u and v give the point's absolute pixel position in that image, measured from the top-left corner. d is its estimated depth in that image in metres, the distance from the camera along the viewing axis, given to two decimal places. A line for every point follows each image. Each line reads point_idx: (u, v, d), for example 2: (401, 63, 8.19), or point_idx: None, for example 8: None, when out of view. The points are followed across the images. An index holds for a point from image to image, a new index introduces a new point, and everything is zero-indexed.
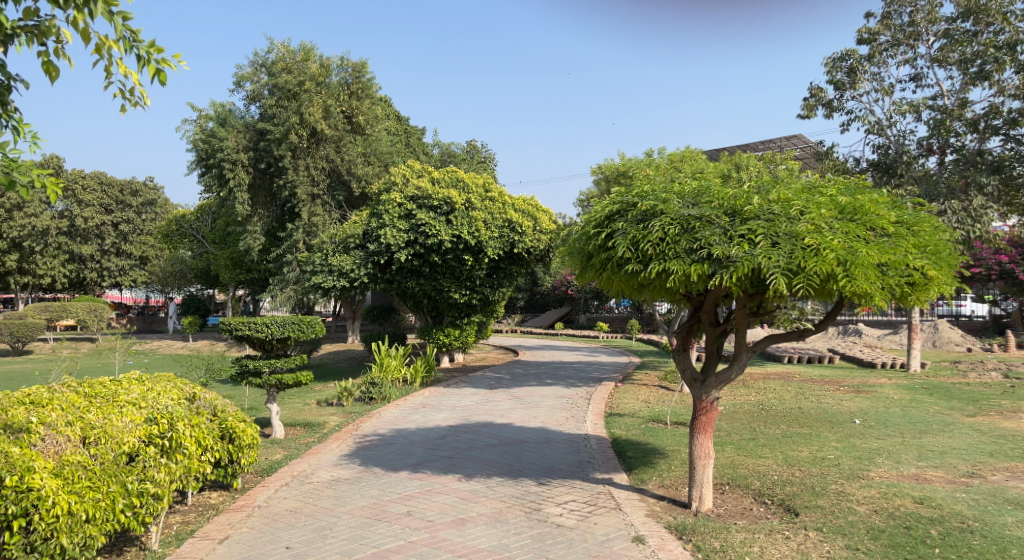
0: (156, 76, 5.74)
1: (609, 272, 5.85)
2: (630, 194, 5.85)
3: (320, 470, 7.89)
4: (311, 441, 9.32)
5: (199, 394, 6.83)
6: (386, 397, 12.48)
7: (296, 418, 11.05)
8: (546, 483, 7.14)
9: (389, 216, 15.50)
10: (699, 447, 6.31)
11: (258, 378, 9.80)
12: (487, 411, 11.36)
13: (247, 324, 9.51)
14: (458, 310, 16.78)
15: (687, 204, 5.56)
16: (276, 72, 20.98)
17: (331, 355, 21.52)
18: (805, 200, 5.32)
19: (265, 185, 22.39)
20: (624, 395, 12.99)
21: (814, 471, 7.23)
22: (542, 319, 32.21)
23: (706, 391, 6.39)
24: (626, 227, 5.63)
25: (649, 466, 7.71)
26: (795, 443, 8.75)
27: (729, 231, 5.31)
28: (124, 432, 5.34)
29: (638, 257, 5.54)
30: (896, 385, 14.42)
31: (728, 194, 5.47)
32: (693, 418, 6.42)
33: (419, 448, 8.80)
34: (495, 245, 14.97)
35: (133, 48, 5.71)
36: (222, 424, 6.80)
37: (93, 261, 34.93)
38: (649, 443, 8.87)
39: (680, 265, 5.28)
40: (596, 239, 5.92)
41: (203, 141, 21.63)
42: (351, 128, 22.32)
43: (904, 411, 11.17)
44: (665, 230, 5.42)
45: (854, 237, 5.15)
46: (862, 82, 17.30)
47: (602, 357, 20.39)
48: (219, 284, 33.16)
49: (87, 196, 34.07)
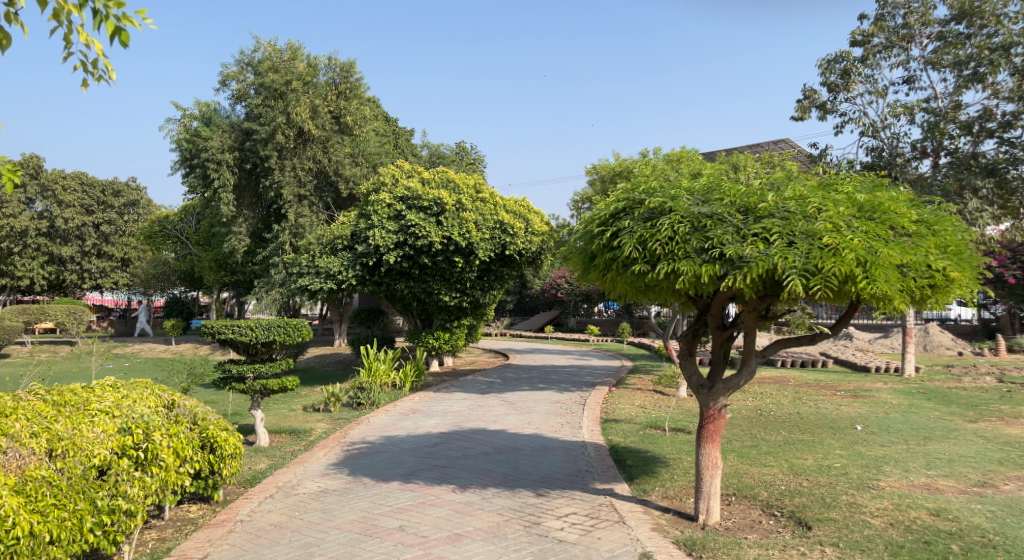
0: (118, 34, 5.36)
1: (614, 273, 5.57)
2: (636, 191, 5.56)
3: (307, 480, 7.54)
4: (297, 450, 8.96)
5: (178, 401, 6.47)
6: (375, 402, 12.12)
7: (281, 424, 10.69)
8: (545, 494, 6.83)
9: (378, 217, 15.14)
10: (707, 457, 6.03)
11: (241, 383, 9.47)
12: (480, 417, 11.03)
13: (231, 326, 9.13)
14: (448, 313, 16.43)
15: (697, 201, 5.27)
16: (263, 71, 20.59)
17: (317, 358, 21.13)
18: (821, 197, 5.01)
19: (251, 186, 21.96)
20: (619, 401, 12.70)
21: (822, 481, 6.94)
22: (531, 322, 31.92)
23: (714, 398, 6.08)
24: (632, 225, 5.34)
25: (650, 475, 7.41)
26: (798, 451, 8.46)
27: (742, 229, 5.02)
28: (93, 444, 5.03)
29: (644, 257, 5.25)
30: (893, 390, 14.19)
31: (741, 191, 5.17)
32: (700, 427, 6.12)
33: (410, 456, 8.47)
34: (486, 247, 14.68)
35: (88, 3, 5.30)
36: (202, 433, 6.46)
37: (73, 263, 34.29)
38: (648, 450, 8.58)
39: (690, 265, 4.99)
40: (600, 238, 5.63)
41: (187, 141, 21.21)
42: (339, 129, 21.91)
43: (904, 416, 10.92)
44: (674, 228, 5.13)
45: (874, 236, 4.84)
46: (856, 84, 17.08)
47: (594, 361, 20.11)
48: (203, 287, 32.64)
49: (68, 197, 33.46)
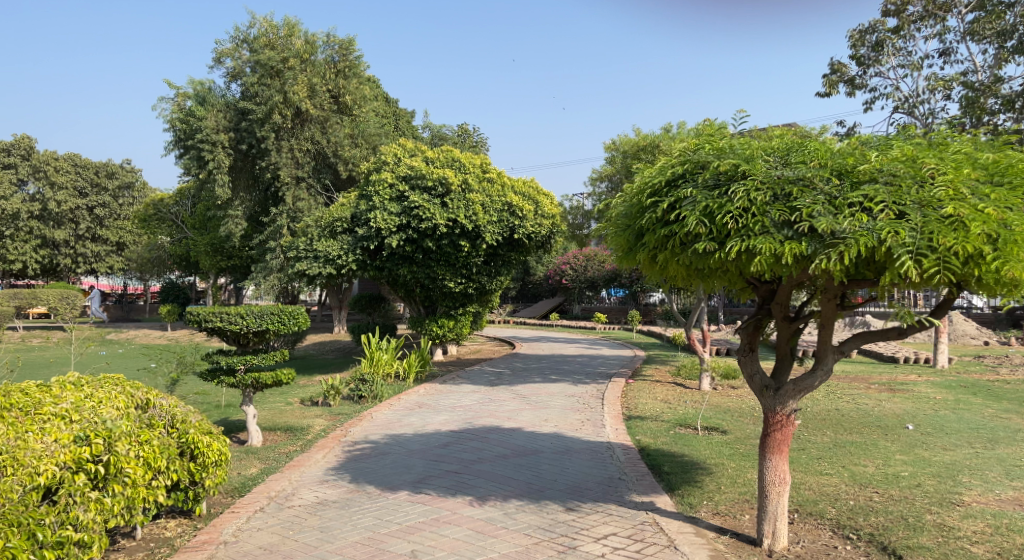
0: None
1: (668, 253, 4.62)
2: (700, 151, 4.61)
3: (302, 489, 6.62)
4: (293, 450, 8.06)
5: (153, 401, 5.54)
6: (377, 395, 11.24)
7: (276, 421, 9.76)
8: (576, 510, 5.93)
9: (379, 197, 14.14)
10: (773, 471, 5.11)
11: (231, 377, 8.54)
12: (492, 413, 10.11)
13: (219, 314, 8.17)
14: (452, 300, 15.49)
15: (779, 165, 4.33)
16: (259, 48, 19.59)
17: (315, 345, 20.24)
18: (937, 157, 4.06)
19: (247, 167, 20.91)
20: (640, 395, 11.76)
21: (896, 495, 6.03)
22: (535, 309, 30.99)
23: (782, 402, 5.15)
24: (696, 193, 4.40)
25: (693, 486, 6.48)
26: (854, 455, 7.53)
27: (836, 197, 4.08)
28: (38, 458, 4.19)
29: (711, 233, 4.31)
30: (931, 384, 13.26)
31: (832, 150, 4.24)
32: (764, 435, 5.20)
33: (419, 460, 7.54)
34: (494, 230, 13.73)
35: None
36: (181, 439, 5.54)
37: (67, 246, 33.36)
38: (685, 454, 7.67)
39: (768, 243, 4.08)
40: (652, 211, 4.68)
41: (180, 121, 20.26)
42: (337, 109, 20.95)
43: (956, 414, 9.99)
44: (750, 197, 4.21)
45: (1006, 205, 3.89)
46: (888, 57, 16.18)
47: (605, 350, 19.20)
48: (199, 271, 31.70)
49: (60, 179, 32.54)
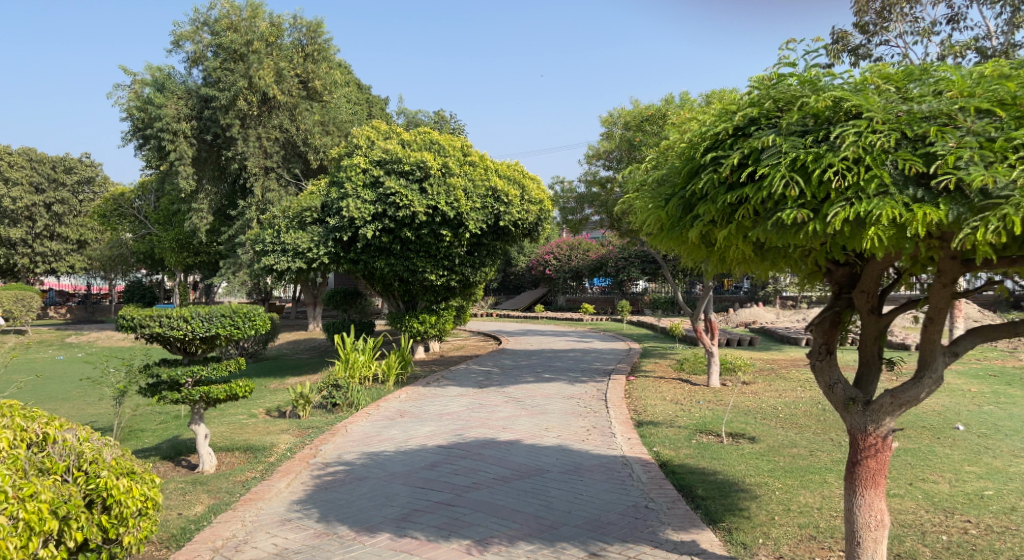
0: None
1: (736, 228, 3.37)
2: (780, 89, 3.41)
3: (259, 532, 5.34)
4: (254, 477, 6.77)
5: (54, 435, 4.19)
6: (353, 402, 9.95)
7: (234, 438, 8.41)
8: (602, 557, 4.73)
9: (352, 184, 12.77)
10: (867, 512, 3.95)
11: (175, 392, 7.17)
12: (484, 422, 8.84)
13: (158, 318, 6.79)
14: (433, 293, 14.12)
15: (898, 100, 3.21)
16: (220, 31, 18.09)
17: (288, 345, 18.89)
18: None
19: (213, 158, 19.36)
20: (647, 395, 10.56)
21: (995, 526, 4.88)
22: (517, 301, 29.78)
23: (876, 420, 3.95)
24: (780, 141, 3.21)
25: (741, 517, 5.30)
26: (917, 468, 6.35)
27: (990, 141, 2.97)
28: None
29: (803, 196, 3.11)
30: (959, 373, 12.16)
31: (977, 78, 3.13)
32: (854, 464, 4.02)
33: (402, 487, 6.27)
34: (478, 217, 12.46)
35: None
36: (89, 483, 4.21)
37: (24, 245, 31.45)
38: (717, 470, 6.49)
39: (892, 205, 2.91)
40: (713, 169, 3.45)
41: (139, 109, 18.74)
42: (307, 95, 19.49)
43: (1004, 410, 8.91)
44: (863, 143, 3.04)
45: None
46: (896, 23, 15.14)
47: (597, 343, 18.01)
48: (166, 269, 30.04)
49: (14, 174, 30.64)
